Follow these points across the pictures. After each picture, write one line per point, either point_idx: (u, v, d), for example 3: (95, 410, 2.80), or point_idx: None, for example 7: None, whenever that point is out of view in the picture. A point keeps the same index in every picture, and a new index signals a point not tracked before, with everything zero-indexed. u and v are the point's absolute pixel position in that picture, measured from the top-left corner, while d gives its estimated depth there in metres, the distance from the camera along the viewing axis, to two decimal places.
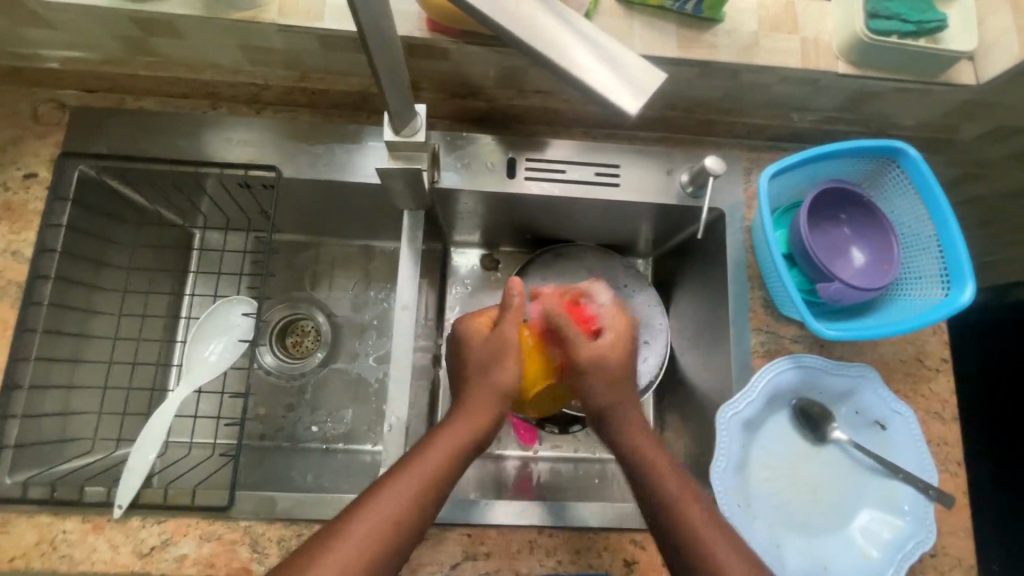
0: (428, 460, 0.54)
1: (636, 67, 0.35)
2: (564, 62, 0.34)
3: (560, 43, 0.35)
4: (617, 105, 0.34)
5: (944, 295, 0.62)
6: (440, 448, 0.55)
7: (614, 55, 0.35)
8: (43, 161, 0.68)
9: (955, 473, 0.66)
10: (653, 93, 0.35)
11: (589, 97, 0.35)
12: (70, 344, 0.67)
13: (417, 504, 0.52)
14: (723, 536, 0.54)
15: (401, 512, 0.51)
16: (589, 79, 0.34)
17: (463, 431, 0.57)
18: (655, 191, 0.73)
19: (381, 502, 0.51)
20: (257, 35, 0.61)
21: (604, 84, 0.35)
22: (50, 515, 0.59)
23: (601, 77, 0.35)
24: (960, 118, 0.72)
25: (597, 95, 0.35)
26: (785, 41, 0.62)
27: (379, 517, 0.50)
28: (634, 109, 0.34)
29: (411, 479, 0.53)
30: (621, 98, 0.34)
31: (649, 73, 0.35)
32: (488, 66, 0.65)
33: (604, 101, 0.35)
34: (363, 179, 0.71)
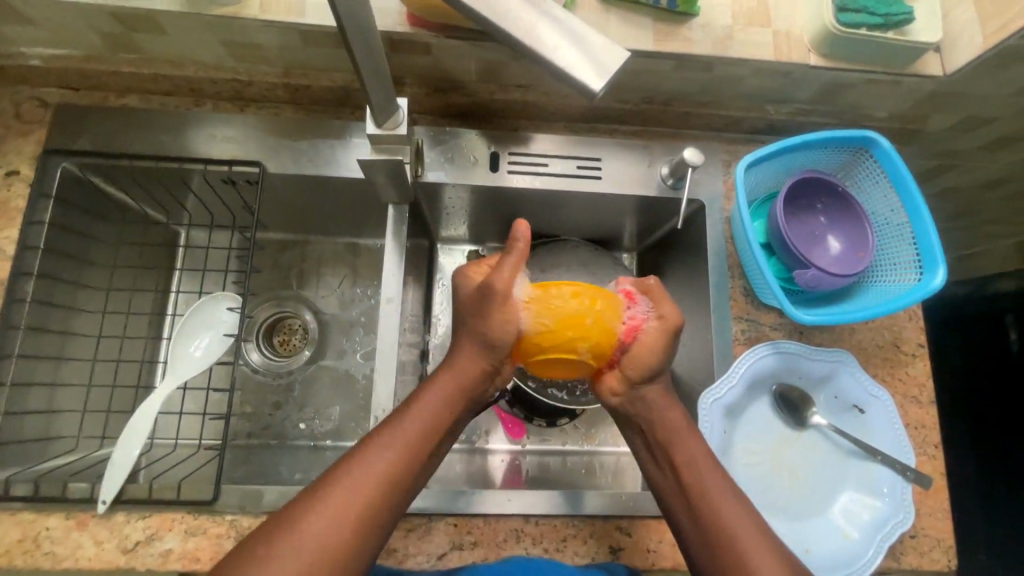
0: (405, 425, 0.52)
1: (602, 45, 0.36)
2: (532, 44, 0.36)
3: (528, 26, 0.36)
4: (582, 83, 0.35)
5: (918, 279, 0.64)
6: (420, 414, 0.53)
7: (581, 34, 0.36)
8: (26, 158, 0.68)
9: (933, 456, 0.68)
10: (617, 72, 0.36)
11: (554, 74, 0.36)
12: (53, 341, 0.67)
13: (397, 471, 0.50)
14: (752, 522, 0.52)
15: (381, 480, 0.49)
16: (556, 60, 0.36)
17: (444, 396, 0.54)
18: (636, 183, 0.74)
19: (359, 470, 0.49)
20: (238, 31, 0.62)
21: (571, 64, 0.36)
22: (32, 512, 0.59)
23: (567, 58, 0.36)
24: (931, 109, 0.74)
25: (565, 75, 0.36)
26: (758, 34, 0.64)
27: (356, 486, 0.48)
28: (599, 88, 0.36)
29: (388, 447, 0.51)
30: (586, 77, 0.35)
31: (614, 52, 0.36)
32: (469, 61, 0.66)
33: (571, 81, 0.36)
34: (347, 174, 0.71)
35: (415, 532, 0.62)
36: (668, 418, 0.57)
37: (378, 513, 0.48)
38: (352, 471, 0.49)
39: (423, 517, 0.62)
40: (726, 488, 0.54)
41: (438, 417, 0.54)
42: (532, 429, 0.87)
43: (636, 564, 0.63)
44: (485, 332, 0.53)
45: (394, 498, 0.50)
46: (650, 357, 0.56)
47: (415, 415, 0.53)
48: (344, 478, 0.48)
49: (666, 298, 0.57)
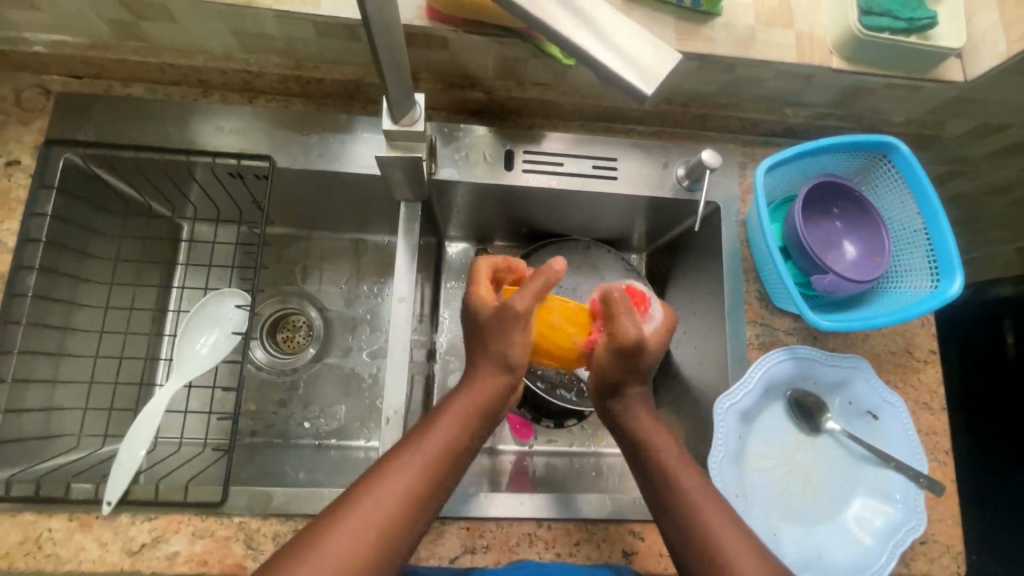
0: (421, 452, 0.51)
1: (651, 46, 0.35)
2: (578, 43, 0.34)
3: (573, 25, 0.34)
4: (631, 84, 0.34)
5: (934, 287, 0.64)
6: (434, 439, 0.52)
7: (629, 34, 0.35)
8: (27, 147, 0.66)
9: (943, 462, 0.68)
10: (668, 74, 0.35)
11: (603, 75, 0.35)
12: (53, 337, 0.65)
13: (414, 500, 0.48)
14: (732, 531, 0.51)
15: (400, 509, 0.48)
16: (603, 60, 0.34)
17: (460, 423, 0.53)
18: (652, 184, 0.73)
19: (375, 496, 0.47)
20: (251, 21, 0.60)
21: (620, 64, 0.34)
22: (34, 513, 0.57)
23: (614, 58, 0.34)
24: (948, 115, 0.73)
25: (611, 76, 0.34)
26: (780, 35, 0.63)
27: (373, 514, 0.47)
28: (648, 90, 0.34)
29: (404, 473, 0.49)
30: (635, 79, 0.34)
31: (664, 53, 0.35)
32: (488, 57, 0.64)
33: (619, 81, 0.34)
34: (359, 170, 0.70)
35: (427, 536, 0.61)
36: (641, 423, 0.58)
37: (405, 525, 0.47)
38: (367, 497, 0.47)
39: (435, 521, 0.62)
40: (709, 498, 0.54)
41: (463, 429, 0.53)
42: (540, 430, 0.87)
43: (650, 569, 0.62)
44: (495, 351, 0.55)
45: (411, 526, 0.48)
46: (611, 369, 0.56)
47: (431, 441, 0.51)
48: (361, 505, 0.47)
49: (630, 316, 0.54)
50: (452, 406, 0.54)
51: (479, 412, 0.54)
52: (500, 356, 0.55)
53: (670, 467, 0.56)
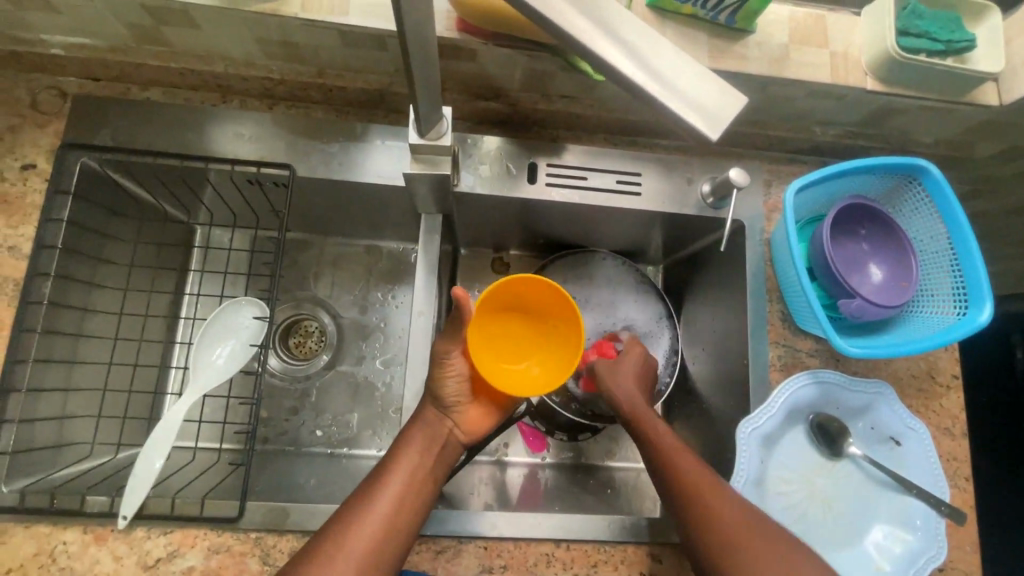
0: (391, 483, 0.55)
1: (717, 88, 0.33)
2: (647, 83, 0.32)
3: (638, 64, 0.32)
4: (697, 127, 0.32)
5: (962, 314, 0.63)
6: (402, 469, 0.56)
7: (695, 75, 0.33)
8: (43, 151, 0.65)
9: (963, 488, 0.67)
10: (733, 117, 0.33)
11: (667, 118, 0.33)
12: (67, 344, 0.64)
13: (391, 524, 0.53)
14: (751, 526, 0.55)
15: (382, 533, 0.52)
16: (669, 104, 0.32)
17: (421, 451, 0.58)
18: (676, 200, 0.72)
19: (355, 526, 0.52)
20: (276, 29, 0.58)
21: (685, 106, 0.32)
22: (48, 525, 0.57)
23: (682, 103, 0.32)
24: (978, 137, 0.72)
25: (677, 119, 0.33)
26: (815, 55, 0.62)
27: (353, 541, 0.51)
28: (715, 134, 0.32)
29: (379, 502, 0.54)
30: (702, 123, 0.32)
31: (731, 97, 0.33)
32: (516, 70, 0.63)
33: (684, 125, 0.33)
34: (380, 180, 0.68)
35: (444, 554, 0.61)
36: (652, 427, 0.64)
37: (391, 543, 0.52)
38: (349, 529, 0.52)
39: (452, 539, 0.61)
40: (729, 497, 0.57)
41: (426, 454, 0.58)
42: (553, 443, 0.86)
43: None
44: (437, 390, 0.61)
45: (399, 539, 0.53)
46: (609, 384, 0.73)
47: (399, 471, 0.56)
48: (343, 534, 0.51)
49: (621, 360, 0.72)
50: (411, 438, 0.59)
51: (434, 441, 0.60)
52: (434, 393, 0.61)
53: (682, 465, 0.59)
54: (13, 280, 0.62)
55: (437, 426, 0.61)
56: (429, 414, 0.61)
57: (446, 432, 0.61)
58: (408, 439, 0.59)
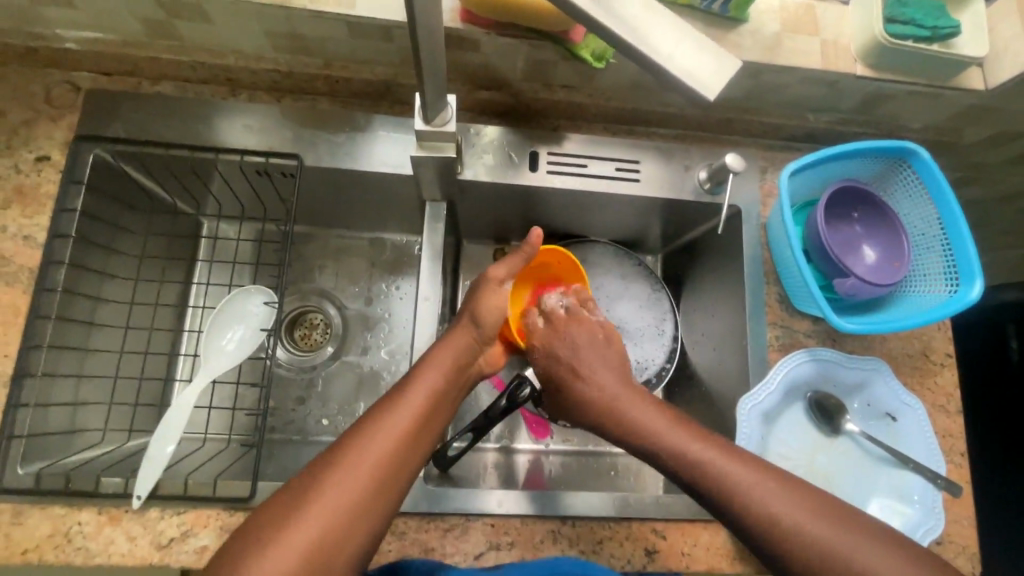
0: (409, 404, 0.54)
1: (712, 53, 0.35)
2: (648, 49, 0.33)
3: (640, 29, 0.33)
4: (696, 91, 0.34)
5: (953, 291, 0.65)
6: (420, 392, 0.56)
7: (692, 42, 0.35)
8: (57, 144, 0.66)
9: (960, 464, 0.69)
10: (728, 81, 0.35)
11: (666, 84, 0.34)
12: (80, 331, 0.65)
13: (404, 447, 0.52)
14: (800, 505, 0.51)
15: (396, 448, 0.51)
16: (671, 72, 0.34)
17: (442, 374, 0.58)
18: (674, 187, 0.74)
19: (367, 448, 0.50)
20: (285, 21, 0.60)
21: (683, 71, 0.34)
22: (63, 506, 0.58)
23: (683, 68, 0.34)
24: (966, 122, 0.75)
25: (677, 82, 0.34)
26: (805, 43, 0.64)
27: (360, 464, 0.49)
28: (712, 97, 0.34)
29: (394, 422, 0.53)
30: (701, 88, 0.34)
31: (726, 60, 0.35)
32: (517, 59, 0.65)
33: (683, 90, 0.34)
34: (386, 169, 0.70)
35: (452, 532, 0.62)
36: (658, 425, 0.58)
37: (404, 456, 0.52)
38: (365, 442, 0.51)
39: (460, 518, 0.62)
40: (761, 478, 0.53)
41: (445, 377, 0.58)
42: (557, 429, 0.86)
43: (671, 567, 0.63)
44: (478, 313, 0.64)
45: (412, 456, 0.53)
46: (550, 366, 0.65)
47: (415, 395, 0.56)
48: (353, 458, 0.50)
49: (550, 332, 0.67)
50: (433, 361, 0.59)
51: (456, 368, 0.60)
52: (475, 315, 0.63)
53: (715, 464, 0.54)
54: (28, 268, 0.63)
55: (460, 352, 0.61)
56: (455, 341, 0.61)
57: (467, 360, 0.62)
58: (427, 362, 0.59)
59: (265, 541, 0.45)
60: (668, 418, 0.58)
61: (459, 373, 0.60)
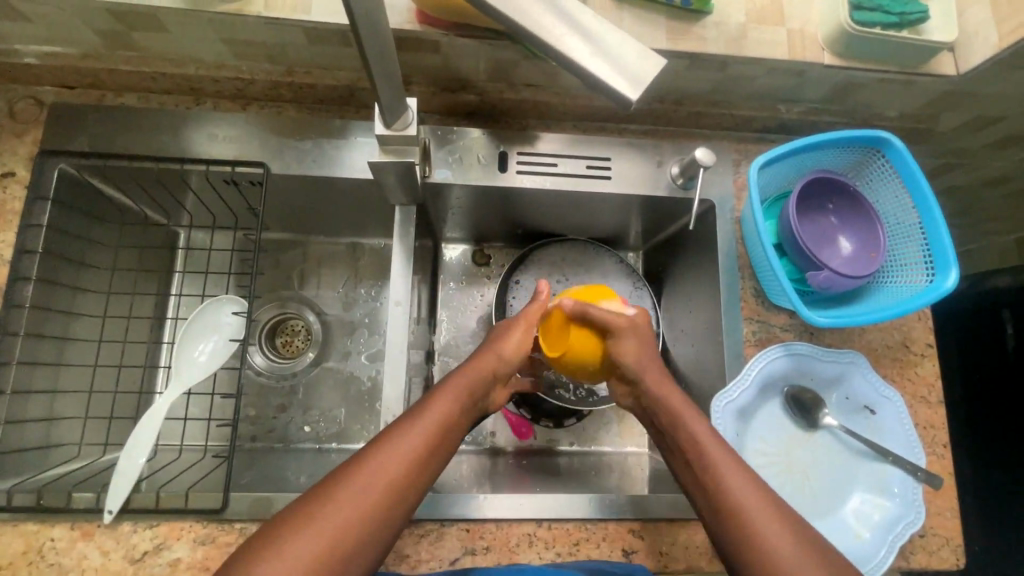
0: (419, 428, 0.51)
1: (636, 53, 0.36)
2: (567, 50, 0.35)
3: (559, 33, 0.35)
4: (616, 91, 0.35)
5: (929, 281, 0.64)
6: (433, 416, 0.52)
7: (617, 43, 0.35)
8: (21, 159, 0.66)
9: (942, 455, 0.68)
10: (650, 81, 0.35)
11: (588, 84, 0.35)
12: (52, 347, 0.65)
13: (411, 475, 0.49)
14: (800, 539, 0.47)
15: (405, 473, 0.48)
16: (591, 70, 0.35)
17: (460, 400, 0.54)
18: (646, 183, 0.73)
19: (375, 472, 0.48)
20: (242, 28, 0.60)
21: (603, 71, 0.35)
22: (37, 523, 0.58)
23: (603, 67, 0.35)
24: (942, 109, 0.73)
25: (599, 83, 0.35)
26: (770, 33, 0.63)
27: (363, 492, 0.46)
28: (634, 97, 0.35)
29: (407, 446, 0.50)
30: (622, 86, 0.35)
31: (650, 58, 0.35)
32: (480, 59, 0.65)
33: (605, 90, 0.35)
34: (354, 174, 0.70)
35: (427, 538, 0.62)
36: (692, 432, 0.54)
37: (412, 484, 0.49)
38: (374, 465, 0.48)
39: (434, 523, 0.62)
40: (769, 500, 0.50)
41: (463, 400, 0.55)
42: (540, 429, 0.86)
43: (649, 566, 0.63)
44: (501, 347, 0.60)
45: (420, 482, 0.50)
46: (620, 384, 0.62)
47: (430, 417, 0.52)
48: (359, 482, 0.47)
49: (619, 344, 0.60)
50: (451, 382, 0.55)
51: (473, 394, 0.56)
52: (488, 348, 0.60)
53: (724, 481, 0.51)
54: None
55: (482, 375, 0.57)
56: (480, 363, 0.58)
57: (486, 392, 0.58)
58: (447, 382, 0.55)
59: (256, 556, 0.43)
60: (706, 422, 0.56)
61: (478, 397, 0.57)
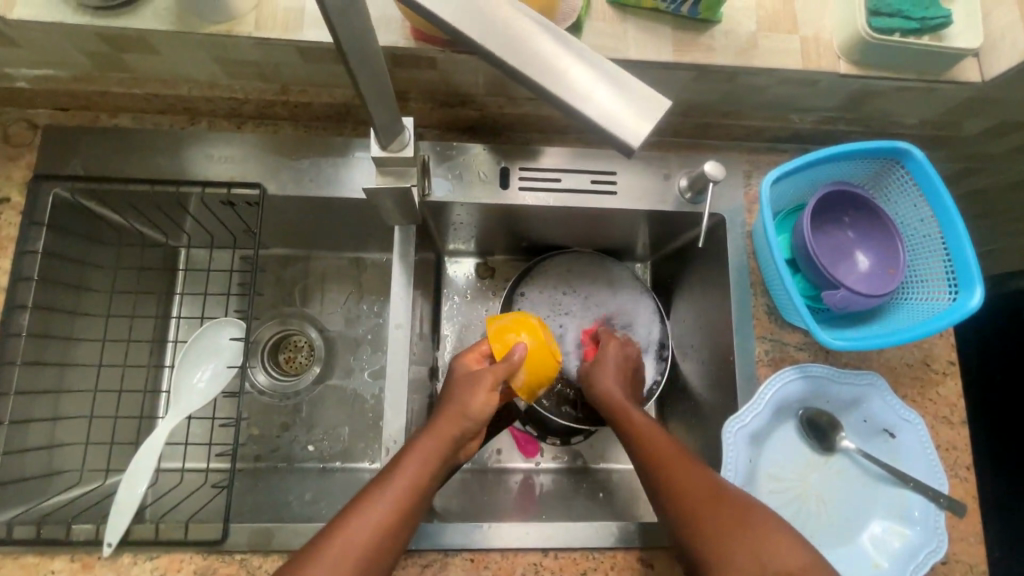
0: (398, 484, 0.50)
1: (640, 92, 0.33)
2: (565, 93, 0.33)
3: (558, 75, 0.33)
4: (618, 134, 0.32)
5: (952, 299, 0.61)
6: (412, 466, 0.51)
7: (618, 83, 0.33)
8: (16, 184, 0.65)
9: (965, 478, 0.65)
10: (656, 122, 0.32)
11: (587, 127, 0.33)
12: (51, 373, 0.65)
13: (394, 527, 0.49)
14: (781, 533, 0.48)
15: (387, 526, 0.48)
16: (591, 112, 0.32)
17: (436, 451, 0.53)
18: (654, 197, 0.71)
19: (358, 525, 0.47)
20: (234, 49, 0.58)
21: (603, 113, 0.32)
22: (36, 555, 0.57)
23: (604, 108, 0.32)
24: (964, 114, 0.70)
25: (600, 127, 0.33)
26: (783, 41, 0.60)
27: (347, 547, 0.46)
28: (638, 140, 0.32)
29: (387, 499, 0.49)
30: (624, 128, 0.32)
31: (654, 98, 0.33)
32: (478, 74, 0.63)
33: (605, 133, 0.32)
34: (352, 193, 0.68)
35: (430, 568, 0.60)
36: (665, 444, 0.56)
37: (395, 536, 0.49)
38: (356, 519, 0.48)
39: (438, 553, 0.61)
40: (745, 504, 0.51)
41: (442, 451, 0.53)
42: (546, 447, 0.84)
43: None
44: (467, 401, 0.55)
45: (403, 534, 0.49)
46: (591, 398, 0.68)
47: (408, 468, 0.51)
48: (343, 535, 0.47)
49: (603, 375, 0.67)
50: (430, 434, 0.54)
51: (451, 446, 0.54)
52: (462, 406, 0.55)
53: (702, 486, 0.52)
54: None
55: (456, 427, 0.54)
56: (448, 423, 0.54)
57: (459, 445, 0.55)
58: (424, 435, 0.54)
59: None
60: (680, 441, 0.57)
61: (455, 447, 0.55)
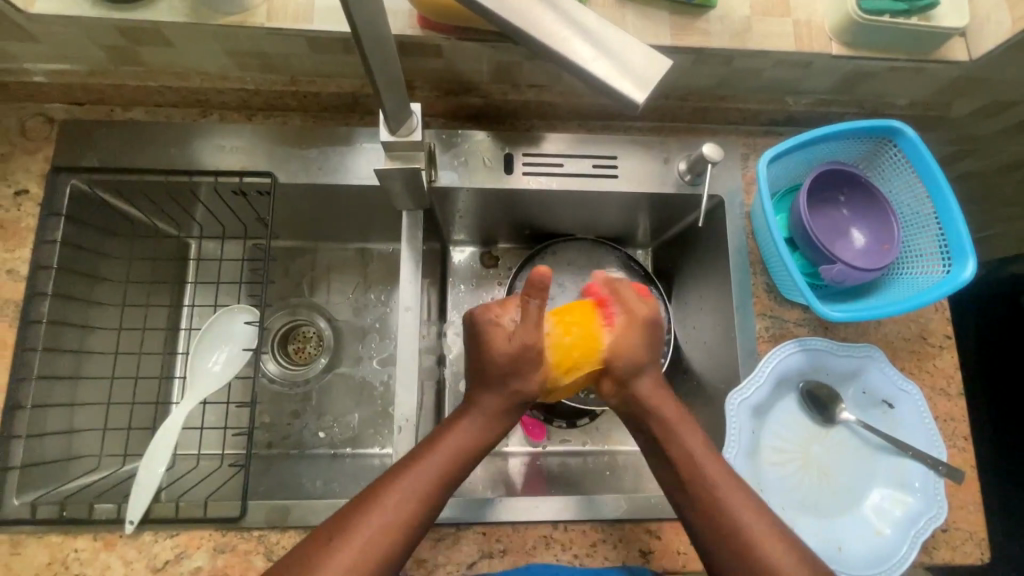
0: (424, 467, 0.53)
1: (643, 53, 0.35)
2: (571, 54, 0.35)
3: (563, 39, 0.35)
4: (622, 92, 0.35)
5: (945, 272, 0.63)
6: (443, 450, 0.54)
7: (621, 44, 0.35)
8: (35, 176, 0.67)
9: (963, 448, 0.67)
10: (656, 80, 0.35)
11: (593, 86, 0.35)
12: (69, 361, 0.66)
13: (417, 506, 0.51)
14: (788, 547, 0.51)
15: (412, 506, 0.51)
16: (597, 71, 0.35)
17: (465, 435, 0.56)
18: (654, 180, 0.72)
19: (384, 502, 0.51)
20: (246, 39, 0.60)
21: (607, 72, 0.35)
22: (61, 534, 0.59)
23: (610, 68, 0.35)
24: (954, 95, 0.72)
25: (604, 86, 0.35)
26: (777, 24, 0.62)
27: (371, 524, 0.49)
28: (642, 96, 0.34)
29: (413, 481, 0.52)
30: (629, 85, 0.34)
31: (657, 58, 0.35)
32: (482, 62, 0.65)
33: (610, 90, 0.35)
34: (360, 181, 0.70)
35: (444, 542, 0.62)
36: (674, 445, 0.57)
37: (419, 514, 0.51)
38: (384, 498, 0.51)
39: (450, 527, 0.62)
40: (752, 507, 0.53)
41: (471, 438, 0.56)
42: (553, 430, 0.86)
43: (667, 566, 0.62)
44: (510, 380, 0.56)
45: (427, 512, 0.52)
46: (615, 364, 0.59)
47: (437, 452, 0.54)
48: (370, 511, 0.50)
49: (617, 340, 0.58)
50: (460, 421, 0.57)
51: (481, 431, 0.57)
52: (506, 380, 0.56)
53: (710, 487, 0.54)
54: (13, 302, 0.63)
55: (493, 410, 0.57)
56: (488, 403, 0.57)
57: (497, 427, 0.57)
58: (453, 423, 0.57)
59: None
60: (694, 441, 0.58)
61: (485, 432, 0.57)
